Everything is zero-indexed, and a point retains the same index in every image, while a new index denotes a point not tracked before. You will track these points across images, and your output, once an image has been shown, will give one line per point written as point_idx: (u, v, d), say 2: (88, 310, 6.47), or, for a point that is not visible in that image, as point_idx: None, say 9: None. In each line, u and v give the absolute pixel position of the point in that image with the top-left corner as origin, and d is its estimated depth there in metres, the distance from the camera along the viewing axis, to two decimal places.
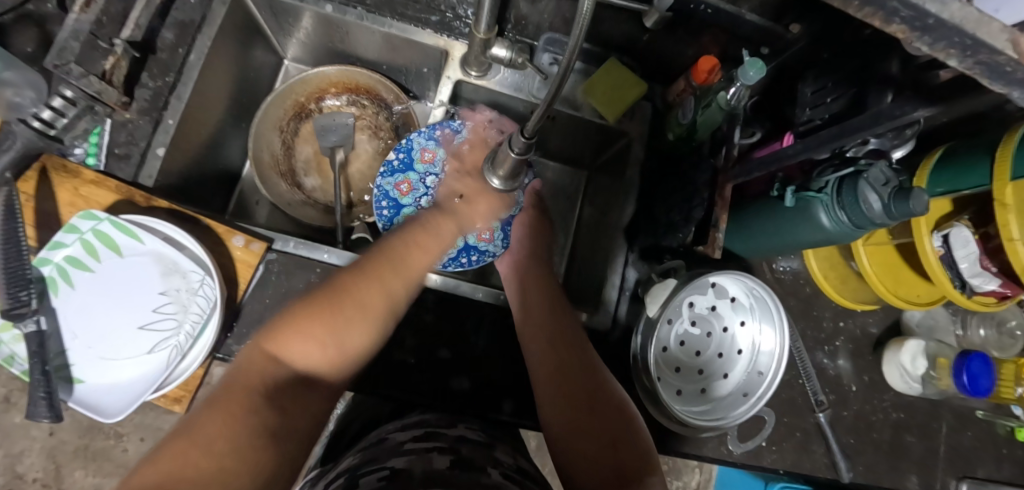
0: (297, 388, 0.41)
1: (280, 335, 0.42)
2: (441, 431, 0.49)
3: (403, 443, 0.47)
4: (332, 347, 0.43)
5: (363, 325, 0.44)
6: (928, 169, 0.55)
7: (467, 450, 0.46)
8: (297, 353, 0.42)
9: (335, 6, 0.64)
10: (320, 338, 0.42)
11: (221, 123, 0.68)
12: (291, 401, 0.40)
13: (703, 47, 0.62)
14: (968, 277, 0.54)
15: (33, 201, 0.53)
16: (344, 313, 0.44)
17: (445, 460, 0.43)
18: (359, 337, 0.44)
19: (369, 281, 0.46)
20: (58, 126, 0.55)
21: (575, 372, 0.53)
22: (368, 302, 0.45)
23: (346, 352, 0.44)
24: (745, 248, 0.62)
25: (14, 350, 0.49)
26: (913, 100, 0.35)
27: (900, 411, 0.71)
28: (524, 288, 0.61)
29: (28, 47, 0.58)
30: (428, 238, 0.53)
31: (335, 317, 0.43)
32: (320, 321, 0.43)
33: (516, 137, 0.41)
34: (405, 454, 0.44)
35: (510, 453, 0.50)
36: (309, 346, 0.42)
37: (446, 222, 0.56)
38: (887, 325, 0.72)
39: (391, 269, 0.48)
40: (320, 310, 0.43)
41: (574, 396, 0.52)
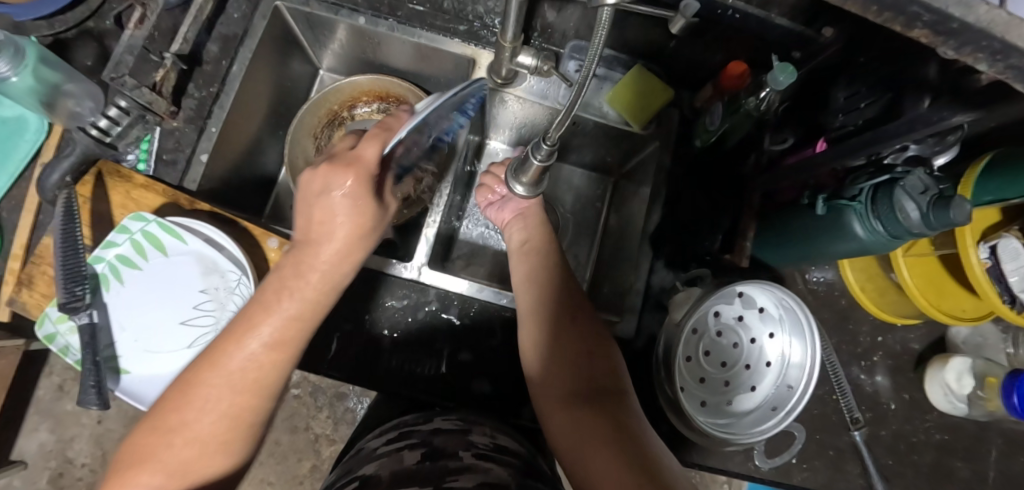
0: None
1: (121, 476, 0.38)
2: (416, 428, 0.50)
3: (376, 448, 0.48)
4: (174, 470, 0.39)
5: (214, 420, 0.40)
6: (973, 178, 0.52)
7: (439, 441, 0.46)
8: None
9: (367, 18, 0.66)
10: (158, 457, 0.39)
11: (259, 131, 0.71)
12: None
13: (732, 52, 0.61)
14: (1018, 291, 0.52)
15: (90, 203, 0.57)
16: (168, 435, 0.39)
17: (415, 456, 0.44)
18: (198, 436, 0.40)
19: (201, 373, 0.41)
20: (113, 134, 0.59)
21: (581, 363, 0.51)
22: (209, 395, 0.40)
23: (191, 470, 0.39)
24: (776, 257, 0.60)
25: (69, 341, 0.53)
26: (951, 105, 0.34)
27: (944, 432, 0.67)
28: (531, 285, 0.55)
29: (88, 61, 0.63)
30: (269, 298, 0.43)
31: (163, 437, 0.39)
32: (145, 452, 0.39)
33: (538, 145, 0.41)
34: (378, 458, 0.45)
35: (489, 433, 0.50)
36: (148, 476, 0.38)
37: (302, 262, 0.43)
38: (930, 341, 0.69)
39: (217, 353, 0.42)
40: (156, 428, 0.40)
41: (574, 387, 0.50)
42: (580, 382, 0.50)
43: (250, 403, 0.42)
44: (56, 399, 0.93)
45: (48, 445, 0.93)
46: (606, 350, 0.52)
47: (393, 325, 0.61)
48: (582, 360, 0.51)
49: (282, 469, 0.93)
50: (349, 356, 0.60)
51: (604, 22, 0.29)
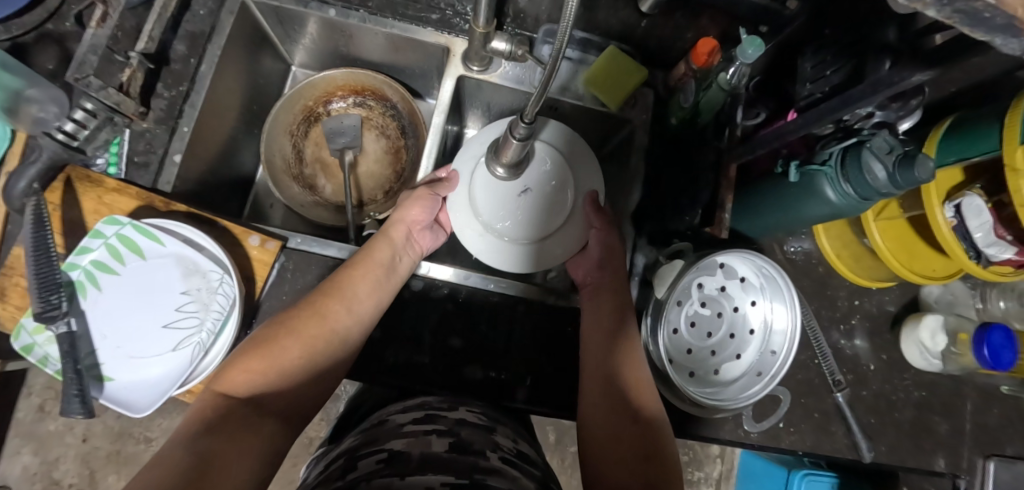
0: (250, 412, 0.42)
1: (225, 374, 0.45)
2: (440, 414, 0.50)
3: (403, 425, 0.47)
4: (269, 372, 0.47)
5: (305, 342, 0.50)
6: (937, 137, 0.54)
7: (465, 433, 0.46)
8: (242, 379, 0.45)
9: (338, 10, 0.65)
10: (258, 367, 0.46)
11: (233, 130, 0.70)
12: (247, 421, 0.41)
13: (702, 30, 0.62)
14: (983, 247, 0.53)
15: (60, 210, 0.55)
16: (280, 341, 0.49)
17: (443, 443, 0.43)
18: (294, 355, 0.49)
19: (303, 316, 0.51)
20: (80, 138, 0.57)
21: (628, 424, 0.51)
22: (300, 333, 0.50)
23: (286, 371, 0.48)
24: (753, 228, 0.61)
25: (48, 351, 0.51)
26: (911, 65, 0.35)
27: (922, 389, 0.70)
28: (595, 297, 0.61)
29: (49, 65, 0.61)
30: (364, 269, 0.56)
31: (274, 353, 0.48)
32: (258, 356, 0.47)
33: (517, 123, 0.41)
34: (404, 436, 0.44)
35: (511, 436, 0.50)
36: (247, 378, 0.45)
37: (382, 246, 0.59)
38: (905, 302, 0.71)
39: (328, 300, 0.53)
40: (263, 345, 0.48)
41: (625, 428, 0.51)
42: (631, 447, 0.49)
43: (334, 344, 0.52)
44: (38, 419, 0.91)
45: (32, 467, 0.91)
46: (651, 425, 0.51)
47: (382, 315, 0.61)
48: (634, 439, 0.50)
49: (278, 475, 0.92)
50: None
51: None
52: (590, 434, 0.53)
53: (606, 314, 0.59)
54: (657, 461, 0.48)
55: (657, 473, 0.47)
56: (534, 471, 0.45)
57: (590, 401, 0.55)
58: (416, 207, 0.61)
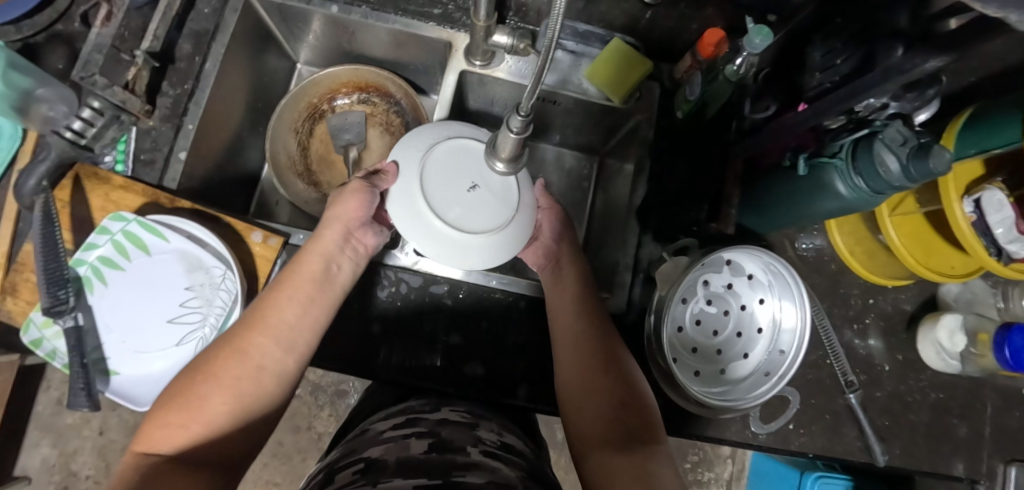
0: (179, 466, 0.40)
1: (149, 431, 0.43)
2: (422, 416, 0.50)
3: (383, 432, 0.47)
4: (196, 422, 0.43)
5: (231, 386, 0.46)
6: (954, 132, 0.52)
7: (447, 432, 0.46)
8: (169, 430, 0.43)
9: (340, 7, 0.65)
10: (179, 419, 0.43)
11: (238, 128, 0.70)
12: (178, 478, 0.39)
13: (709, 20, 0.60)
14: (1005, 243, 0.51)
15: (69, 207, 0.56)
16: (202, 384, 0.45)
17: (422, 445, 0.43)
18: (219, 403, 0.45)
19: (226, 357, 0.47)
20: (88, 135, 0.58)
21: (599, 378, 0.51)
22: (227, 374, 0.46)
23: (216, 415, 0.44)
24: (762, 224, 0.60)
25: (56, 345, 0.52)
26: (925, 50, 0.34)
27: (939, 391, 0.67)
28: (556, 271, 0.58)
29: (59, 64, 0.62)
30: (291, 286, 0.52)
31: (198, 398, 0.44)
32: (181, 402, 0.44)
33: (512, 117, 0.40)
34: (382, 442, 0.44)
35: (496, 429, 0.50)
36: (175, 434, 0.42)
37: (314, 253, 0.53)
38: (922, 301, 0.69)
39: (251, 334, 0.48)
40: (186, 394, 0.45)
41: (600, 398, 0.50)
42: (609, 404, 0.49)
43: (267, 372, 0.48)
44: (56, 413, 0.93)
45: (51, 459, 0.93)
46: (625, 377, 0.51)
47: (383, 312, 0.61)
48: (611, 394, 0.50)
49: (286, 470, 0.93)
50: (342, 345, 0.59)
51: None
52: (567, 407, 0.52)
53: (568, 302, 0.56)
54: (634, 411, 0.48)
55: (636, 425, 0.47)
56: (522, 462, 0.44)
57: (566, 401, 0.52)
58: (353, 202, 0.52)
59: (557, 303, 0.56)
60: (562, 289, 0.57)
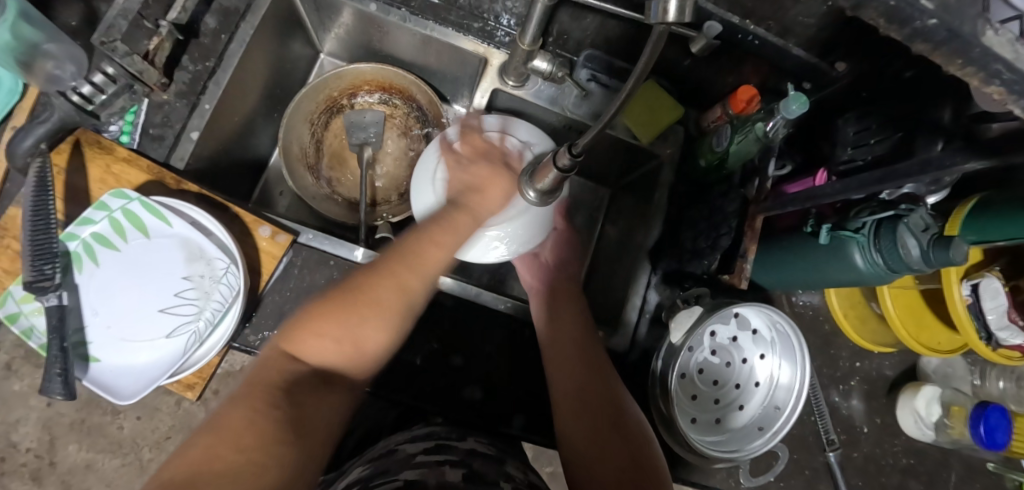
0: (313, 385, 0.43)
1: (297, 333, 0.44)
2: (452, 443, 0.49)
3: (415, 454, 0.46)
4: (348, 345, 0.44)
5: (380, 313, 0.45)
6: (961, 217, 0.54)
7: (478, 464, 0.46)
8: (316, 342, 0.43)
9: (378, 6, 0.64)
10: (330, 332, 0.44)
11: (253, 112, 0.68)
12: (315, 398, 0.43)
13: (743, 76, 0.61)
14: (995, 329, 0.54)
15: (64, 174, 0.52)
16: (362, 314, 0.44)
17: (457, 474, 0.43)
18: (376, 333, 0.45)
19: (384, 279, 0.45)
20: (96, 102, 0.55)
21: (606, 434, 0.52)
22: (387, 300, 0.45)
23: (358, 345, 0.44)
24: (771, 279, 0.61)
25: (34, 323, 0.49)
26: (963, 151, 0.36)
27: (910, 456, 0.70)
28: (553, 297, 0.62)
29: (72, 21, 0.58)
30: (458, 227, 0.49)
31: (354, 323, 0.44)
32: (345, 309, 0.44)
33: (562, 152, 0.41)
34: (416, 466, 0.44)
35: (521, 468, 0.49)
36: (327, 345, 0.44)
37: (466, 220, 0.50)
38: (903, 369, 0.72)
39: (405, 273, 0.46)
40: (358, 299, 0.44)
41: (610, 445, 0.51)
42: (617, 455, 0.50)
43: (401, 318, 0.46)
44: None
45: None
46: (629, 431, 0.52)
47: None
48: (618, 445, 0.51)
49: None
50: None
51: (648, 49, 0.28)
52: (570, 451, 0.53)
53: (569, 333, 0.58)
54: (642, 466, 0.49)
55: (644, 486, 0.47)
56: None
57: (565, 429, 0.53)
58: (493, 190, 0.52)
59: (554, 330, 0.59)
60: (561, 322, 0.60)
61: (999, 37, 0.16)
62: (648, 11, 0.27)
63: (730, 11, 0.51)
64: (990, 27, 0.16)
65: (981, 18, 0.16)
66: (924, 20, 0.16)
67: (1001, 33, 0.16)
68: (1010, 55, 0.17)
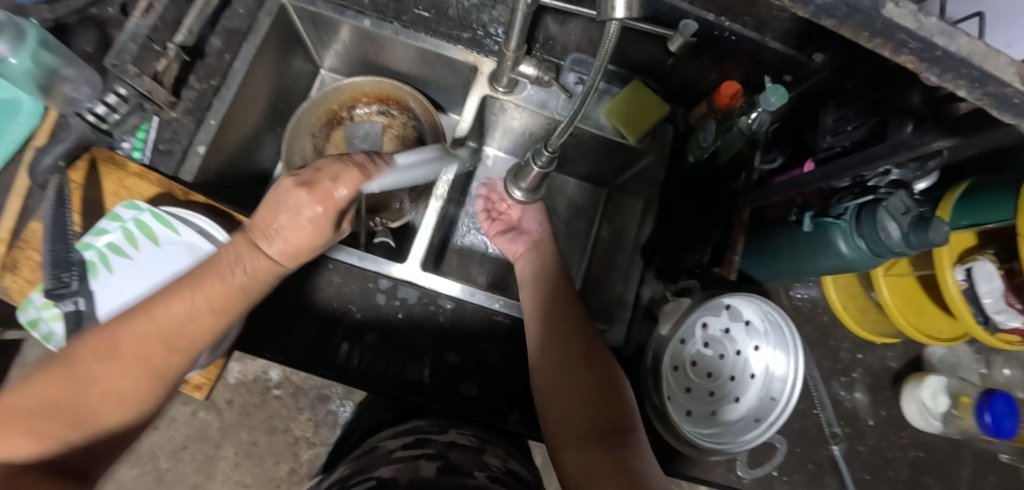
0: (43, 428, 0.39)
1: (17, 394, 0.40)
2: (431, 437, 0.50)
3: (393, 451, 0.48)
4: (94, 390, 0.40)
5: (110, 388, 0.41)
6: (951, 202, 0.54)
7: (455, 456, 0.47)
8: (103, 373, 0.41)
9: (373, 21, 0.67)
10: (101, 368, 0.41)
11: (257, 126, 0.71)
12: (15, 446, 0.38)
13: (727, 73, 0.63)
14: (992, 313, 0.53)
15: (81, 190, 0.56)
16: (105, 363, 0.41)
17: (432, 467, 0.44)
18: (174, 355, 0.43)
19: (162, 318, 0.42)
20: (110, 121, 0.59)
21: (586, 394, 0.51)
22: (141, 336, 0.41)
23: (112, 382, 0.41)
24: (761, 271, 0.62)
25: (52, 328, 0.52)
26: (934, 130, 0.36)
27: (919, 449, 0.69)
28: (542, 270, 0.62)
29: (88, 47, 0.62)
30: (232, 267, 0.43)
31: (78, 398, 0.40)
32: (58, 376, 0.40)
33: (541, 150, 0.43)
34: (393, 462, 0.45)
35: (501, 456, 0.50)
36: (34, 407, 0.39)
37: (228, 265, 0.43)
38: (907, 360, 0.71)
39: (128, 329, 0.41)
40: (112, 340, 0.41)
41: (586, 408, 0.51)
42: (587, 421, 0.50)
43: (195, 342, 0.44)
44: None
45: None
46: (619, 395, 0.52)
47: (382, 323, 0.61)
48: (596, 420, 0.50)
49: (258, 472, 0.82)
50: (338, 353, 0.60)
51: (607, 43, 0.30)
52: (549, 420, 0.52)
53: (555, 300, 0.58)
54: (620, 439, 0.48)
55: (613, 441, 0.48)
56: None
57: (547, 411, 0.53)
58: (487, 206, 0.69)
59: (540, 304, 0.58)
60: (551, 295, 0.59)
61: (900, 8, 0.18)
62: (599, 11, 0.29)
63: (705, 8, 0.53)
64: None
65: None
66: None
67: (902, 6, 0.18)
68: (912, 25, 0.18)
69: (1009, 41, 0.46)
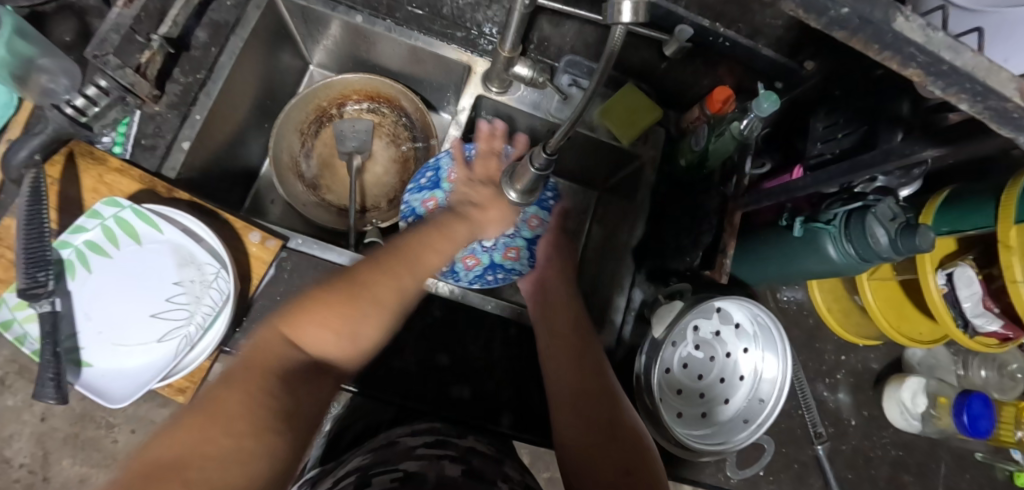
0: (302, 379, 0.40)
1: (298, 318, 0.42)
2: (451, 440, 0.50)
3: (415, 447, 0.47)
4: (345, 336, 0.42)
5: (379, 316, 0.44)
6: (934, 208, 0.55)
7: (477, 462, 0.47)
8: (314, 325, 0.41)
9: (365, 17, 0.66)
10: (333, 323, 0.42)
11: (244, 122, 0.69)
12: (301, 394, 0.40)
13: (719, 78, 0.63)
14: (971, 317, 0.55)
15: (58, 185, 0.54)
16: (361, 310, 0.43)
17: (456, 469, 0.44)
18: (369, 330, 0.43)
19: (379, 277, 0.45)
20: (89, 114, 0.56)
21: (601, 438, 0.49)
22: (380, 298, 0.44)
23: (357, 344, 0.43)
24: (751, 274, 0.63)
25: (26, 330, 0.50)
26: (923, 140, 0.37)
27: (899, 448, 0.71)
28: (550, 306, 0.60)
29: (66, 37, 0.60)
30: (455, 234, 0.51)
31: (360, 311, 0.43)
32: (341, 305, 0.42)
33: (538, 152, 0.43)
34: (419, 458, 0.45)
35: (519, 468, 0.49)
36: (329, 335, 0.42)
37: (464, 227, 0.52)
38: (889, 361, 0.72)
39: (401, 269, 0.46)
40: (348, 289, 0.43)
41: (606, 456, 0.48)
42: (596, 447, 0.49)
43: (394, 311, 0.45)
44: None
45: None
46: (629, 442, 0.49)
47: None
48: (614, 451, 0.48)
49: None
50: None
51: (609, 50, 0.30)
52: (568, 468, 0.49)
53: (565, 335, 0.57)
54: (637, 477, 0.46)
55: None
56: None
57: (561, 418, 0.52)
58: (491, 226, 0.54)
59: (554, 337, 0.57)
60: (558, 333, 0.57)
61: (910, 23, 0.18)
62: (604, 14, 0.28)
63: (700, 15, 0.53)
64: (901, 13, 0.18)
65: (891, 5, 0.18)
66: (837, 9, 0.18)
67: (911, 20, 0.18)
68: (919, 39, 0.18)
69: (1005, 56, 0.43)
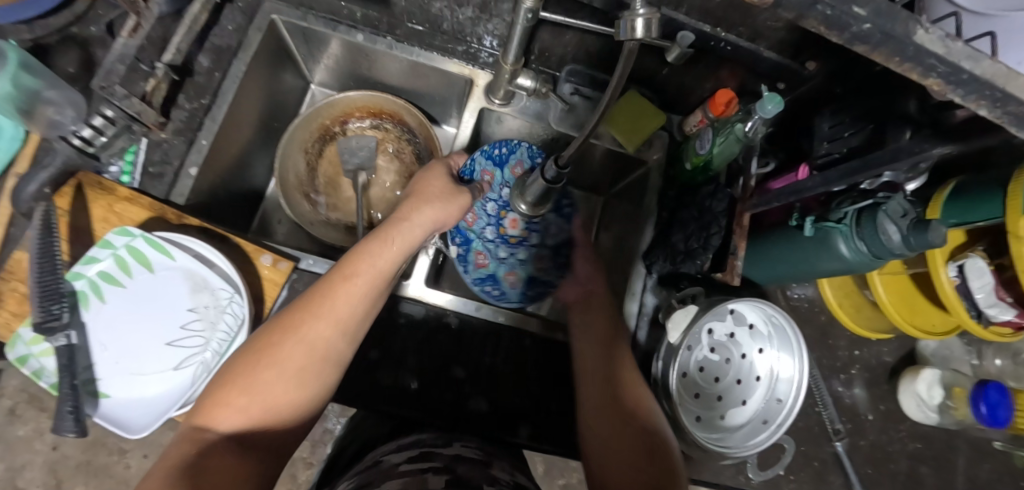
0: (231, 452, 0.42)
1: (207, 407, 0.44)
2: (436, 451, 0.50)
3: (398, 464, 0.47)
4: (258, 409, 0.44)
5: (290, 375, 0.46)
6: (942, 199, 0.55)
7: (462, 469, 0.46)
8: (232, 403, 0.44)
9: (365, 35, 0.66)
10: (240, 401, 0.44)
11: (249, 143, 0.69)
12: (226, 465, 0.41)
13: (720, 82, 0.64)
14: (984, 307, 0.55)
15: (68, 216, 0.53)
16: (263, 371, 0.45)
17: (439, 481, 0.43)
18: (285, 391, 0.46)
19: (285, 339, 0.47)
20: (97, 144, 0.57)
21: (624, 424, 0.53)
22: (288, 353, 0.46)
23: (275, 403, 0.45)
24: (763, 274, 0.63)
25: (43, 363, 0.50)
26: (932, 138, 0.37)
27: (917, 441, 0.70)
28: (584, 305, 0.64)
29: (70, 68, 0.60)
30: (382, 252, 0.53)
31: (280, 371, 0.45)
32: (234, 383, 0.44)
33: (549, 164, 0.43)
34: (399, 476, 0.44)
35: (506, 470, 0.49)
36: (233, 414, 0.43)
37: (401, 232, 0.55)
38: (903, 354, 0.73)
39: (313, 319, 0.48)
40: (261, 355, 0.46)
41: (629, 446, 0.51)
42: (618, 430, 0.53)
43: (314, 363, 0.47)
44: None
45: None
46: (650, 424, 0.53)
47: (384, 341, 0.60)
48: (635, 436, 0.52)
49: None
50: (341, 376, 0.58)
51: (622, 63, 0.30)
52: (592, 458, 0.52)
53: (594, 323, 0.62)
54: (660, 455, 0.50)
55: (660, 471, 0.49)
56: None
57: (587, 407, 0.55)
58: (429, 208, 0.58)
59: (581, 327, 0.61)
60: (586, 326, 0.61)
61: (930, 35, 0.18)
62: (617, 30, 0.29)
63: (701, 20, 0.53)
64: (921, 26, 0.18)
65: (910, 18, 0.18)
66: (859, 26, 0.18)
67: (931, 32, 0.18)
68: (940, 50, 0.18)
69: None
